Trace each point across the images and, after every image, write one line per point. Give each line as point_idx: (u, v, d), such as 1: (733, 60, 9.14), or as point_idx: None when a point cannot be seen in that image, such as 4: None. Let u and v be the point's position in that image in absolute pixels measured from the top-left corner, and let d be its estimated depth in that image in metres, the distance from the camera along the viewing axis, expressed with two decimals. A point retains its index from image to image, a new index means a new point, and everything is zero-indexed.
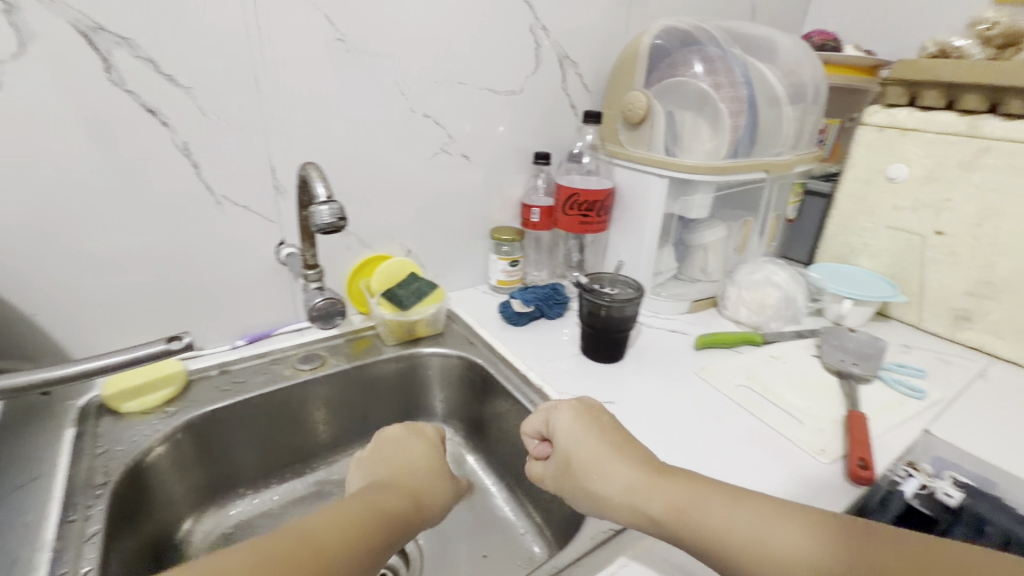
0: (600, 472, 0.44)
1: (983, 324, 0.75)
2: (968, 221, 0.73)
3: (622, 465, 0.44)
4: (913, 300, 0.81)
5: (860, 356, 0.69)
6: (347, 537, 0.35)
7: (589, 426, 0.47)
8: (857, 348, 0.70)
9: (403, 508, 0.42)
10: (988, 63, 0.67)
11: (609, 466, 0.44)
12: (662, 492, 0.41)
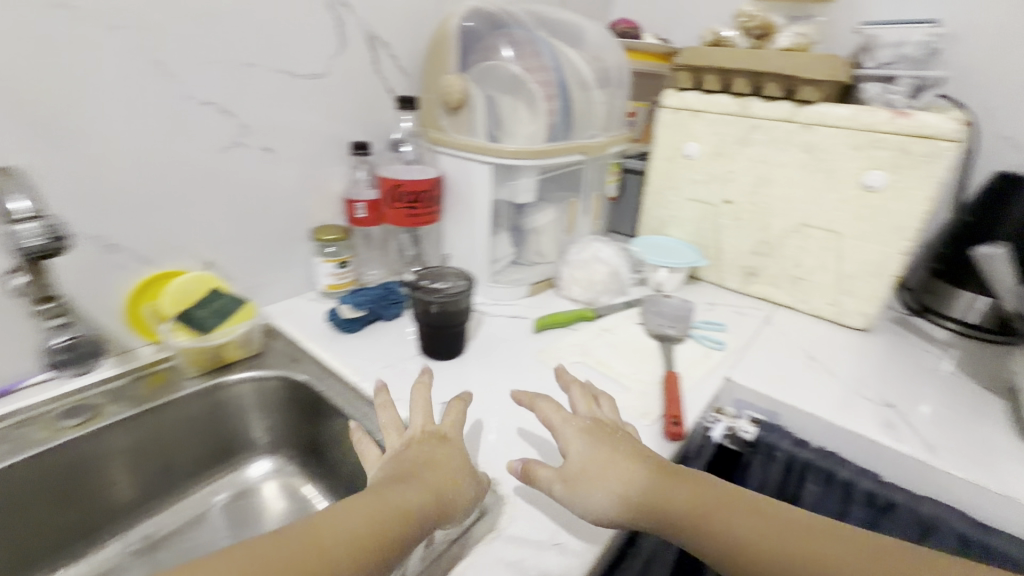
0: (597, 495, 0.42)
1: (765, 277, 0.87)
2: (747, 190, 0.84)
3: (634, 482, 0.42)
4: (714, 262, 0.92)
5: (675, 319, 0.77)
6: (353, 560, 0.33)
7: (608, 446, 0.45)
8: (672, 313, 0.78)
9: (420, 510, 0.38)
10: (748, 51, 0.77)
11: (624, 480, 0.42)
12: (671, 505, 0.40)
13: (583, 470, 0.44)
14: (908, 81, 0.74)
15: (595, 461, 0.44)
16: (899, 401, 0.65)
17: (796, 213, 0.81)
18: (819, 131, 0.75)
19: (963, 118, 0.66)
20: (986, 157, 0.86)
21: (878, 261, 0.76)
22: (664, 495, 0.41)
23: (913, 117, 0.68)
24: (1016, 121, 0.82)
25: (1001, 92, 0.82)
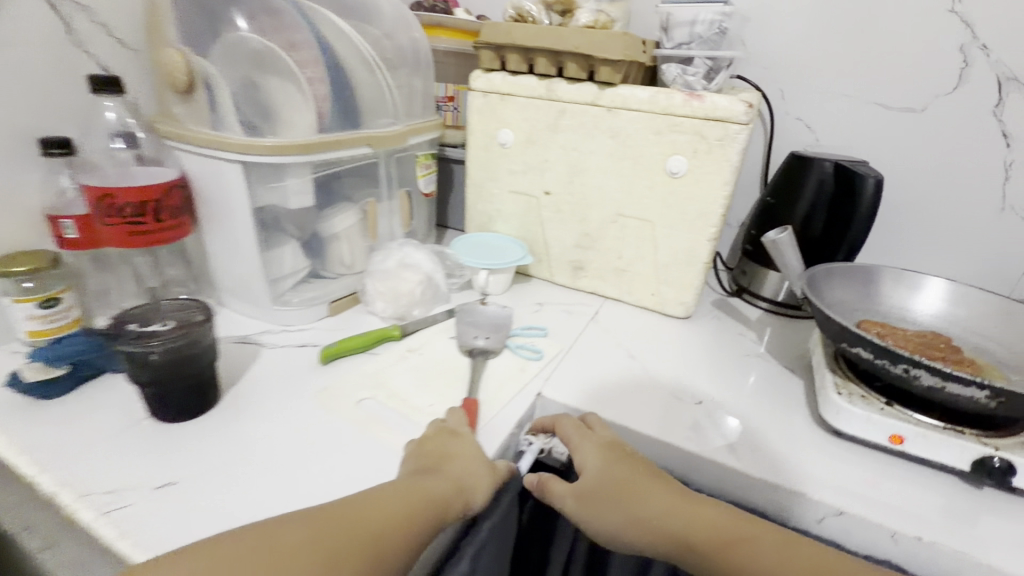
0: (602, 521, 0.49)
1: (592, 271, 0.83)
2: (563, 180, 0.79)
3: (626, 508, 0.48)
4: (543, 258, 0.86)
5: (490, 328, 0.69)
6: (389, 534, 0.39)
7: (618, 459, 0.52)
8: (488, 322, 0.70)
9: (434, 498, 0.43)
10: (545, 27, 0.69)
11: (634, 495, 0.49)
12: (659, 530, 0.46)
13: (613, 489, 0.50)
14: (703, 61, 0.72)
15: (600, 490, 0.50)
16: (710, 395, 0.63)
17: (612, 203, 0.76)
18: (623, 115, 0.71)
19: (748, 100, 0.65)
20: (782, 138, 0.89)
21: (690, 249, 0.74)
22: (669, 513, 0.46)
23: (706, 100, 0.65)
24: (803, 102, 0.86)
25: (788, 75, 0.85)
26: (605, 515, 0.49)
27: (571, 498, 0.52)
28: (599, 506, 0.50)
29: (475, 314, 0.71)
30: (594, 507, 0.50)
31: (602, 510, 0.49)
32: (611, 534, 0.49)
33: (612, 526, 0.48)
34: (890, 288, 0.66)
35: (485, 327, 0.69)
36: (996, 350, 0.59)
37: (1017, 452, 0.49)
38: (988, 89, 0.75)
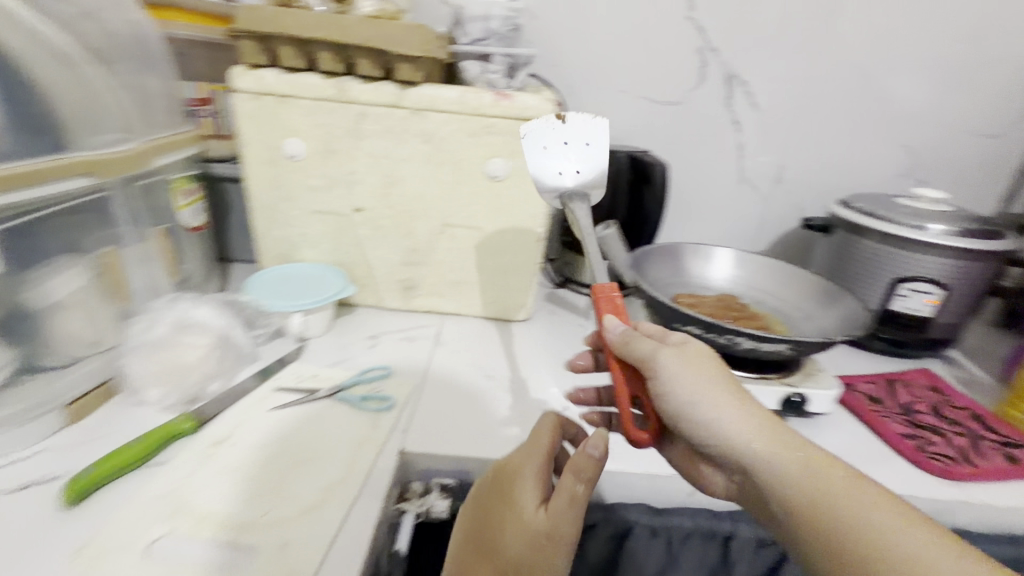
0: (677, 381, 0.41)
1: (425, 288, 0.75)
2: (376, 193, 0.69)
3: (721, 399, 0.41)
4: (366, 283, 0.75)
5: (570, 158, 0.57)
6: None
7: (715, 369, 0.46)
8: (569, 138, 0.58)
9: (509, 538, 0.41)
10: (324, 15, 0.58)
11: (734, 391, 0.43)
12: (748, 441, 0.40)
13: (726, 378, 0.42)
14: (502, 59, 0.69)
15: (711, 366, 0.43)
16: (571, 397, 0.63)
17: (435, 214, 0.70)
18: (432, 117, 0.64)
19: (554, 98, 0.65)
20: None
21: (522, 251, 0.72)
22: (782, 444, 0.39)
23: (515, 99, 0.63)
24: (588, 98, 0.92)
25: (572, 72, 0.90)
26: (706, 377, 0.42)
27: (676, 350, 0.43)
28: (700, 373, 0.42)
29: (565, 130, 0.58)
30: (695, 368, 0.41)
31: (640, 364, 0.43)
32: (670, 395, 0.41)
33: (698, 396, 0.41)
34: (691, 262, 0.75)
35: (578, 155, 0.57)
36: (770, 301, 0.72)
37: (807, 385, 0.60)
38: (721, 85, 0.90)
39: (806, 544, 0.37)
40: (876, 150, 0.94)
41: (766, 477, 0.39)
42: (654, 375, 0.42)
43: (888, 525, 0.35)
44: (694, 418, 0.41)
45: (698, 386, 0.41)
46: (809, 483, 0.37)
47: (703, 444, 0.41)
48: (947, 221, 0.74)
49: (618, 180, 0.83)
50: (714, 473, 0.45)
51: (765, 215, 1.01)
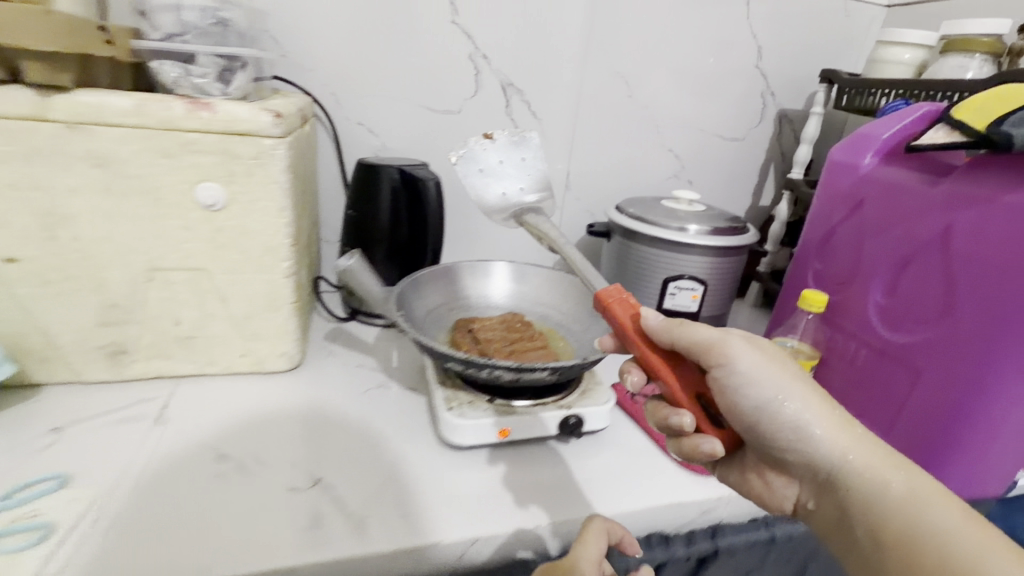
0: (754, 361, 0.47)
1: (144, 351, 0.59)
2: (33, 238, 0.51)
3: (809, 394, 0.47)
4: (48, 355, 0.56)
5: (520, 171, 0.66)
6: None
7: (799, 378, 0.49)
8: (506, 158, 0.66)
9: None
10: None
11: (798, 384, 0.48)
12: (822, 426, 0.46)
13: (799, 377, 0.49)
14: (211, 59, 0.56)
15: (792, 368, 0.49)
16: (331, 465, 0.53)
17: (135, 257, 0.54)
18: (97, 134, 0.49)
19: (275, 108, 0.53)
20: (350, 145, 0.84)
21: (267, 291, 0.60)
22: (841, 431, 0.46)
23: (217, 109, 0.51)
24: (358, 107, 0.83)
25: (335, 77, 0.80)
26: (777, 390, 0.47)
27: (745, 342, 0.48)
28: (786, 372, 0.48)
29: (507, 150, 0.66)
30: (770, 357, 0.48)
31: (707, 355, 0.48)
32: (742, 388, 0.47)
33: (782, 391, 0.47)
34: (467, 284, 0.70)
35: (519, 169, 0.66)
36: (554, 315, 0.70)
37: (581, 403, 0.58)
38: (498, 93, 0.88)
39: (866, 525, 0.43)
40: (649, 155, 1.00)
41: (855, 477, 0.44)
42: (724, 368, 0.47)
43: (930, 512, 0.40)
44: (773, 400, 0.47)
45: (772, 370, 0.47)
46: (884, 466, 0.44)
47: (776, 433, 0.48)
48: (701, 221, 0.80)
49: (395, 198, 0.75)
50: (791, 483, 0.50)
51: (560, 223, 1.01)
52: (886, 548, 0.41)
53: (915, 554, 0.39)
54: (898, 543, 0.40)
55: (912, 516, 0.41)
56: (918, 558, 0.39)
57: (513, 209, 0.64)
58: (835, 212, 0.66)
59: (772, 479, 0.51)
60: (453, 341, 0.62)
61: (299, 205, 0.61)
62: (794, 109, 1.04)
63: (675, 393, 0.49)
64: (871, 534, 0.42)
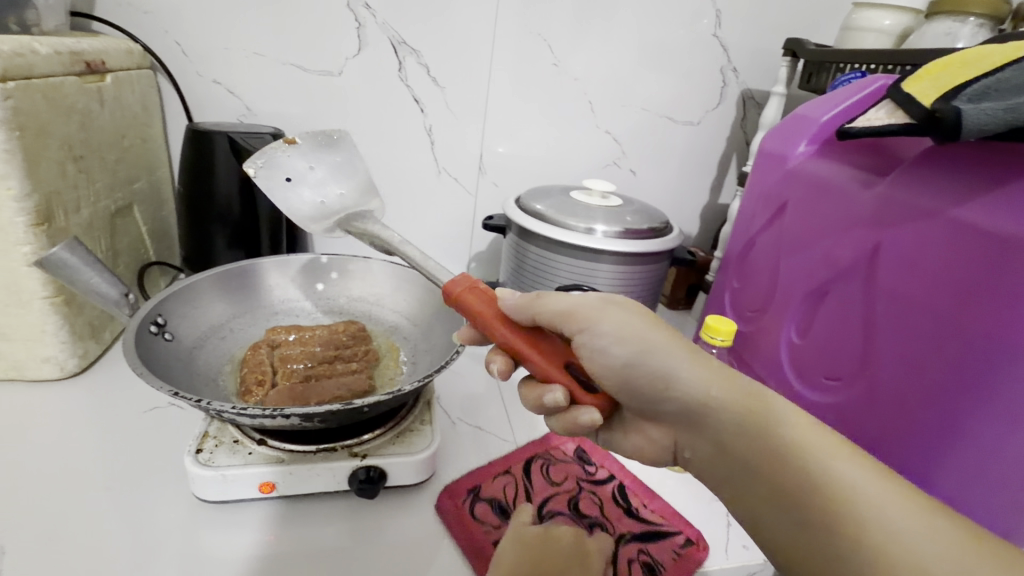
0: (617, 323, 0.35)
1: None
2: None
3: (670, 341, 0.35)
4: None
5: (338, 175, 0.52)
6: None
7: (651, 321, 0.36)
8: (315, 161, 0.51)
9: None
10: None
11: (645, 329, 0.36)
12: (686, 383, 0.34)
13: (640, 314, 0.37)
14: None
15: (628, 307, 0.37)
16: (30, 517, 0.39)
17: None
18: None
19: None
20: (204, 106, 0.71)
21: (4, 281, 0.47)
22: (694, 360, 0.35)
23: None
24: (211, 61, 0.69)
25: (179, 23, 0.66)
26: (625, 331, 0.35)
27: (601, 296, 0.37)
28: (628, 314, 0.36)
29: (315, 152, 0.52)
30: (630, 313, 0.36)
31: (567, 316, 0.35)
32: (607, 348, 0.35)
33: (627, 332, 0.35)
34: (280, 286, 0.56)
35: (334, 173, 0.52)
36: (405, 327, 0.56)
37: (387, 451, 0.44)
38: (387, 51, 0.73)
39: (738, 466, 0.33)
40: (581, 137, 0.85)
41: (736, 445, 0.33)
42: (586, 331, 0.35)
43: (815, 444, 0.31)
44: (636, 369, 0.35)
45: (631, 327, 0.35)
46: (746, 395, 0.33)
47: (640, 395, 0.36)
48: (614, 220, 0.65)
49: (232, 172, 0.61)
50: (660, 432, 0.38)
51: (474, 212, 0.87)
52: (773, 489, 0.31)
53: (818, 497, 0.30)
54: (796, 488, 0.31)
55: (798, 444, 0.31)
56: (817, 501, 0.30)
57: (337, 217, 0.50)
58: (757, 217, 0.55)
59: (641, 430, 0.39)
60: (244, 360, 0.48)
61: (52, 172, 0.47)
62: (760, 90, 0.87)
63: (541, 368, 0.35)
64: (752, 483, 0.33)
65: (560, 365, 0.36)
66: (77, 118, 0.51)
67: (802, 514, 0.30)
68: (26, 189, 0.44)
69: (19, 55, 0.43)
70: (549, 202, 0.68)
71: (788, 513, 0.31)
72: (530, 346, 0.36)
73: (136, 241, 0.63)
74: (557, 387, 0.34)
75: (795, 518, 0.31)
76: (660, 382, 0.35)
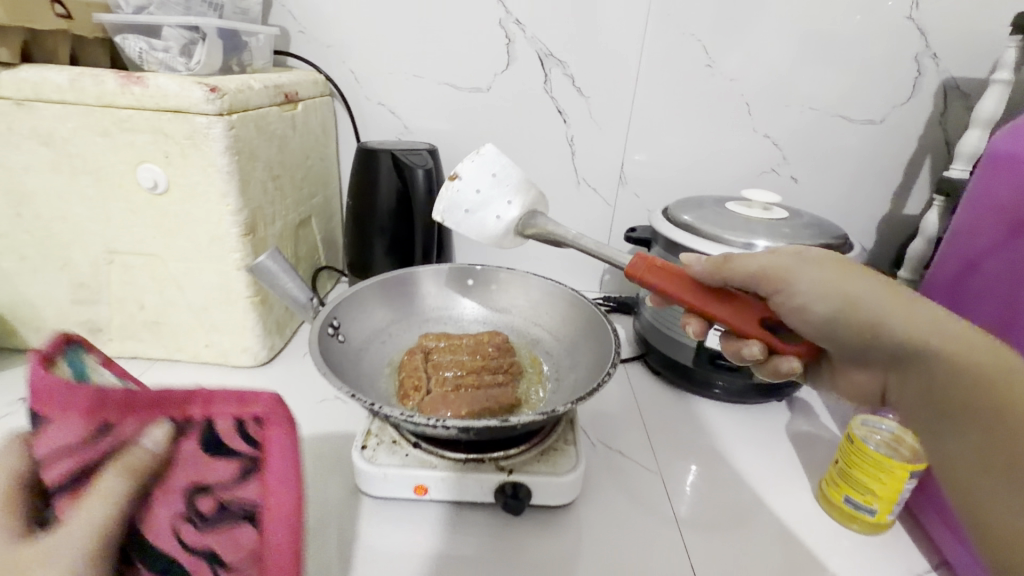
0: (815, 280, 0.38)
1: (117, 332, 0.58)
2: (4, 212, 0.52)
3: (881, 290, 0.36)
4: (38, 325, 0.58)
5: (504, 190, 0.52)
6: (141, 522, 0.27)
7: (858, 272, 0.37)
8: (476, 181, 0.51)
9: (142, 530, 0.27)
10: None
11: (850, 282, 0.37)
12: (893, 327, 0.35)
13: (852, 268, 0.37)
14: (176, 32, 0.52)
15: (838, 264, 0.38)
16: None
17: (94, 239, 0.53)
18: (43, 110, 0.47)
19: (213, 83, 0.48)
20: (370, 126, 0.78)
21: (220, 283, 0.55)
22: (921, 311, 0.34)
23: (148, 83, 0.46)
24: (378, 85, 0.76)
25: (355, 54, 0.74)
26: (824, 287, 0.37)
27: (797, 255, 0.40)
28: (832, 269, 0.38)
29: (475, 174, 0.51)
30: (830, 267, 0.38)
31: (762, 277, 0.40)
32: (809, 304, 0.38)
33: (835, 284, 0.37)
34: (432, 293, 0.58)
35: (497, 186, 0.52)
36: (547, 341, 0.56)
37: (532, 468, 0.43)
38: (534, 66, 0.74)
39: (942, 408, 0.33)
40: (735, 142, 0.78)
41: (937, 387, 0.33)
42: (785, 290, 0.39)
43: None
44: (842, 318, 0.37)
45: (837, 281, 0.37)
46: (985, 350, 0.32)
47: (848, 340, 0.38)
48: (776, 235, 0.57)
49: (393, 187, 0.66)
50: (868, 375, 0.39)
51: (612, 223, 0.84)
52: (967, 447, 0.31)
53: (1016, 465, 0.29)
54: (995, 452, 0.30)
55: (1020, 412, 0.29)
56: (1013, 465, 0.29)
57: (517, 228, 0.52)
58: (983, 234, 0.44)
59: (851, 375, 0.40)
60: (401, 364, 0.52)
61: (257, 190, 0.55)
62: (970, 78, 0.72)
63: (740, 327, 0.41)
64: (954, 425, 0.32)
65: (757, 323, 0.41)
66: (276, 142, 0.58)
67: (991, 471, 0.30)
68: (240, 205, 0.52)
69: (241, 91, 0.50)
70: (700, 214, 0.62)
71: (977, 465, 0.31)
72: (721, 314, 0.41)
73: (312, 248, 0.72)
74: (755, 342, 0.41)
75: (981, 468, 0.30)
76: (864, 329, 0.36)
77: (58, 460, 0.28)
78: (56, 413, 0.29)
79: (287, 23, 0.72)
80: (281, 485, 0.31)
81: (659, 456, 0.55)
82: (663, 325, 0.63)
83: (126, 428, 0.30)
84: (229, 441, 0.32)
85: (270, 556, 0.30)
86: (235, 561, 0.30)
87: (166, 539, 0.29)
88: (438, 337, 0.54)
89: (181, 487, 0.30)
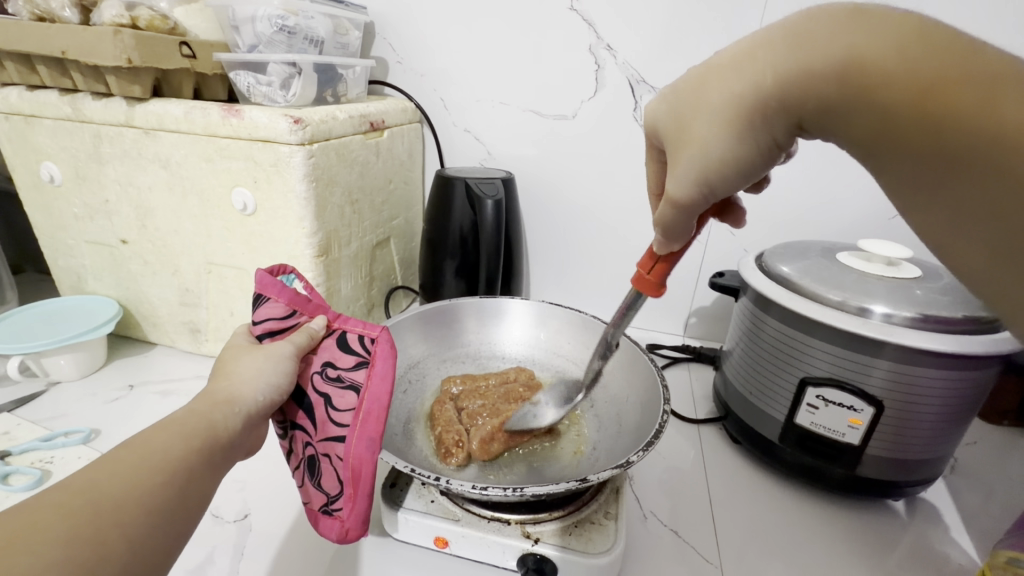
0: (714, 139, 0.26)
1: (212, 333, 0.64)
2: (134, 224, 0.60)
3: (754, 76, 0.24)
4: (153, 321, 0.66)
5: (620, 395, 0.51)
6: (265, 412, 0.36)
7: (724, 84, 0.25)
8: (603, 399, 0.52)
9: (251, 414, 0.35)
10: (29, 23, 0.51)
11: (731, 105, 0.25)
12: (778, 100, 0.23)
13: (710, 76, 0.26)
14: (280, 68, 0.56)
15: (676, 106, 0.28)
16: (274, 503, 0.47)
17: (197, 251, 0.59)
18: (163, 139, 0.54)
19: (298, 115, 0.51)
20: (455, 152, 0.80)
21: None
22: (791, 49, 0.23)
23: (244, 116, 0.51)
24: (464, 112, 0.77)
25: (445, 83, 0.76)
26: (700, 137, 0.26)
27: (682, 118, 0.27)
28: (717, 97, 0.25)
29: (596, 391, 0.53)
30: (708, 101, 0.26)
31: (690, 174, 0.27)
32: (722, 159, 0.26)
33: (706, 130, 0.26)
34: (474, 330, 0.58)
35: (617, 394, 0.51)
36: (575, 374, 0.56)
37: (561, 539, 0.39)
38: (624, 93, 0.70)
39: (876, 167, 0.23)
40: (859, 178, 0.66)
41: (860, 132, 0.22)
42: (698, 168, 0.27)
43: (982, 103, 0.19)
44: (755, 144, 0.25)
45: (722, 118, 0.25)
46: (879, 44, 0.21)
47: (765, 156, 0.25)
48: (902, 299, 0.45)
49: (466, 214, 0.66)
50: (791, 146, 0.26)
51: (701, 262, 0.76)
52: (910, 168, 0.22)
53: (999, 203, 0.20)
54: (939, 179, 0.21)
55: (953, 91, 0.20)
56: (996, 190, 0.20)
57: (644, 412, 0.46)
58: None
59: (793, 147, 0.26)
60: (432, 414, 0.49)
61: (334, 214, 0.57)
62: None
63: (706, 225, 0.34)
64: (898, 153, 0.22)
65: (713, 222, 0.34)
66: (357, 169, 0.61)
67: (990, 235, 0.20)
68: (315, 228, 0.55)
69: (323, 122, 0.53)
70: (803, 266, 0.52)
71: (961, 235, 0.21)
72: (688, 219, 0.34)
73: (388, 269, 0.74)
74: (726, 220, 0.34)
75: (961, 233, 0.21)
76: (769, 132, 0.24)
77: (263, 325, 0.39)
78: (303, 315, 0.39)
79: (386, 54, 0.76)
80: (377, 406, 0.36)
81: (724, 547, 0.47)
82: (745, 388, 0.55)
83: (305, 318, 0.39)
84: (352, 345, 0.38)
85: (368, 422, 0.36)
86: (342, 411, 0.36)
87: (308, 389, 0.37)
88: (463, 382, 0.53)
89: (313, 375, 0.38)
